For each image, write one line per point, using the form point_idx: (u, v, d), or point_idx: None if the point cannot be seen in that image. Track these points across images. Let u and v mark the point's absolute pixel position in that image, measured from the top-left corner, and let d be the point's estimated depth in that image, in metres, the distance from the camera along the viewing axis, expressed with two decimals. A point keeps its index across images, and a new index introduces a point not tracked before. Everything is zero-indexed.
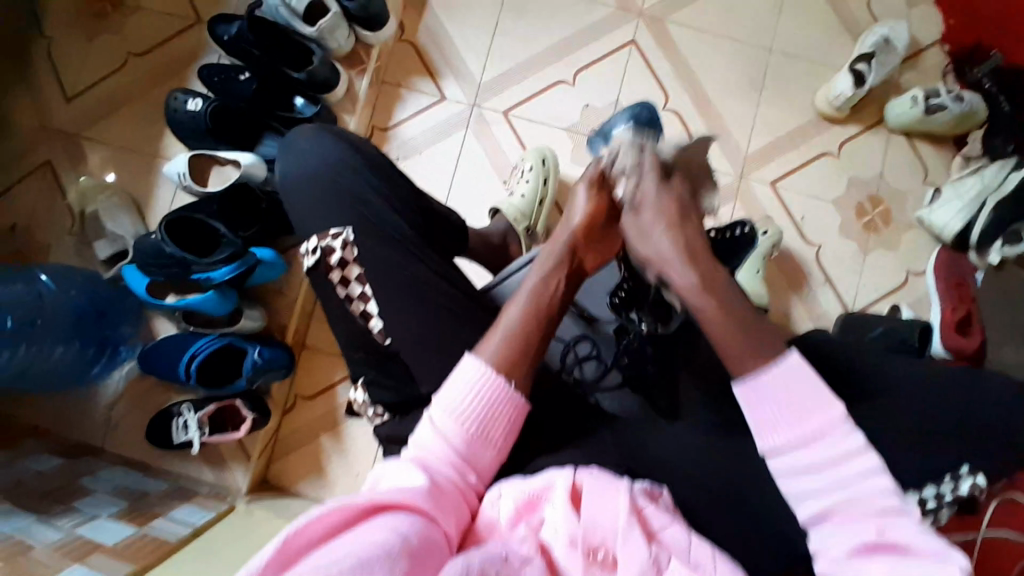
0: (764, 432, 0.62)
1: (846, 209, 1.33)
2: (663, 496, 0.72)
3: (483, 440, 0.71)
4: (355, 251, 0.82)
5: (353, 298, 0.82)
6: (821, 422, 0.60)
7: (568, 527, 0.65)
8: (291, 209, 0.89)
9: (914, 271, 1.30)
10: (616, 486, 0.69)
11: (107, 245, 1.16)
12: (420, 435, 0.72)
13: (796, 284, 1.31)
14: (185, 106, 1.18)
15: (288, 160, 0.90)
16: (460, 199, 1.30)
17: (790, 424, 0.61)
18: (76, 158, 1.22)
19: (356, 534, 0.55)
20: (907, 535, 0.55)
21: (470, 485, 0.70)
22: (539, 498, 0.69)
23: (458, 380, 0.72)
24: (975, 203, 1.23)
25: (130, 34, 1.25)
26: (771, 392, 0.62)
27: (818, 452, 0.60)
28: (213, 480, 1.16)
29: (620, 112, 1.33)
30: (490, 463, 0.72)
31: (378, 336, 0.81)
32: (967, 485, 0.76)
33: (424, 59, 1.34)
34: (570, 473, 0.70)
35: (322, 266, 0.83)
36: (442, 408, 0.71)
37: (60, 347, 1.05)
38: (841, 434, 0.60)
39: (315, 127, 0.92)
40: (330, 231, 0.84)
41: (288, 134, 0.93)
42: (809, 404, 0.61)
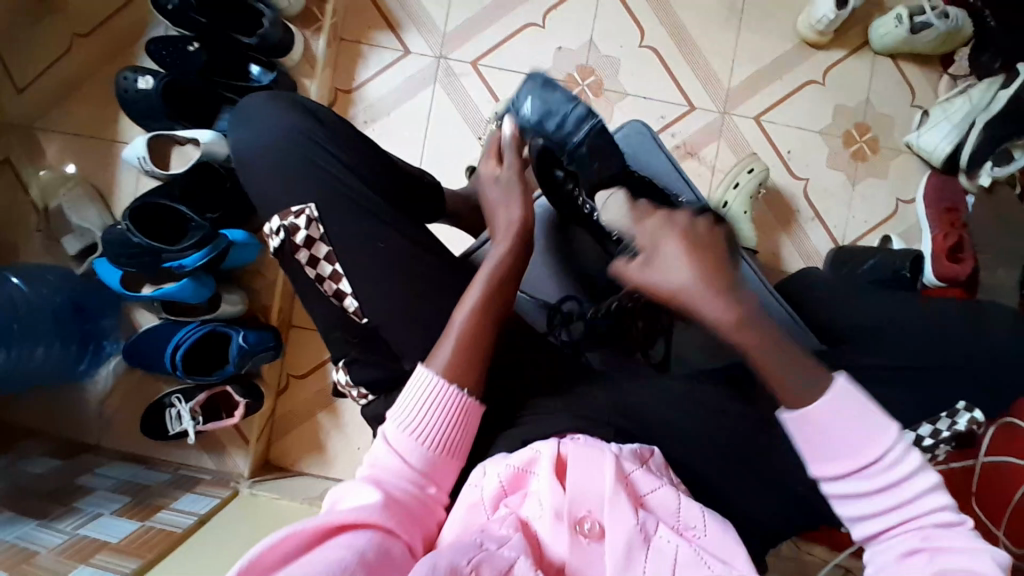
0: (817, 458, 0.57)
1: (832, 139, 1.29)
2: (653, 457, 0.73)
3: (440, 452, 0.69)
4: (321, 228, 0.78)
5: (324, 278, 0.79)
6: (874, 448, 0.56)
7: (553, 501, 0.65)
8: (251, 188, 0.83)
9: (904, 199, 1.28)
10: (602, 453, 0.68)
11: (74, 239, 1.12)
12: (375, 451, 0.69)
13: (785, 223, 1.28)
14: (134, 85, 1.11)
15: (241, 133, 0.83)
16: (435, 160, 1.25)
17: (849, 449, 0.56)
18: (33, 151, 1.17)
19: (307, 559, 0.53)
20: (955, 540, 0.53)
21: (431, 498, 0.67)
22: (525, 473, 0.69)
23: (412, 390, 0.71)
24: (963, 125, 1.19)
25: (69, 13, 1.18)
26: (825, 416, 0.57)
27: (873, 479, 0.56)
28: (215, 467, 1.17)
29: (593, 54, 1.27)
30: (449, 473, 0.70)
31: (354, 316, 0.79)
32: (964, 420, 0.79)
33: (383, 11, 1.27)
34: (554, 444, 0.70)
35: (288, 247, 0.78)
36: (396, 422, 0.70)
37: (41, 346, 1.04)
38: (897, 458, 0.56)
39: (270, 95, 0.86)
40: (292, 208, 0.79)
41: (240, 102, 0.87)
42: (867, 429, 0.56)
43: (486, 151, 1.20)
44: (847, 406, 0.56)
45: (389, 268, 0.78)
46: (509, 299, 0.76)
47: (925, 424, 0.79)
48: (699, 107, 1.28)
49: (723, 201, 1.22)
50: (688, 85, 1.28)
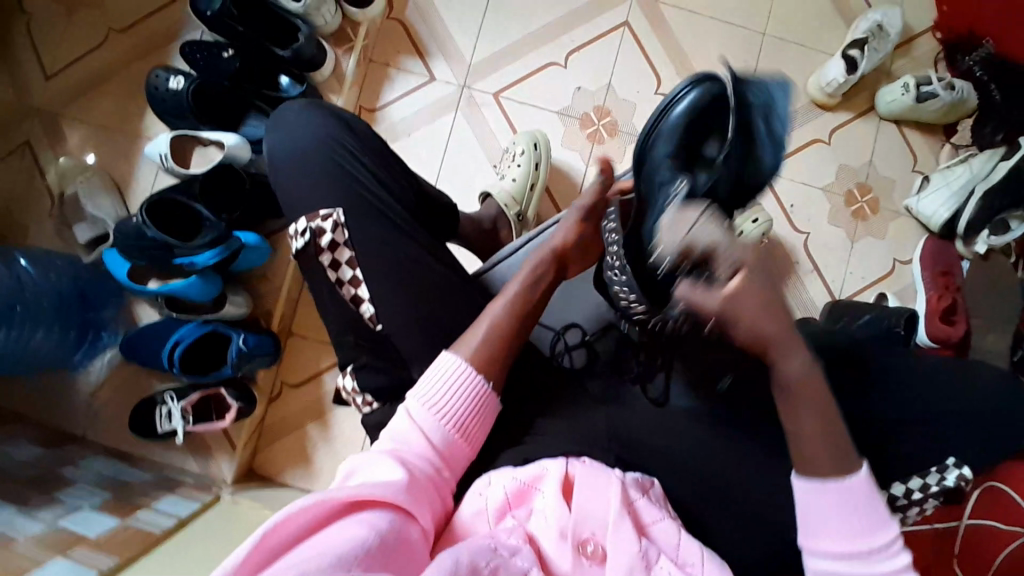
0: (816, 535, 0.63)
1: (835, 197, 1.33)
2: (654, 487, 0.74)
3: (459, 439, 0.73)
4: (346, 233, 0.80)
5: (344, 281, 0.80)
6: (869, 542, 0.62)
7: (559, 520, 0.66)
8: (281, 191, 0.85)
9: (900, 259, 1.31)
10: (608, 478, 0.69)
11: (86, 228, 1.12)
12: (396, 425, 0.72)
13: (784, 272, 1.32)
14: (166, 84, 1.14)
15: (277, 138, 0.86)
16: (450, 182, 1.28)
17: (852, 533, 0.62)
18: (55, 137, 1.18)
19: (331, 532, 0.55)
20: None
21: (445, 478, 0.71)
22: (529, 489, 0.70)
23: (438, 373, 0.74)
24: (962, 193, 1.23)
25: (108, 8, 1.21)
26: (837, 502, 0.62)
27: (859, 564, 0.62)
28: (199, 470, 1.16)
29: (612, 96, 1.31)
30: (463, 457, 0.73)
31: (368, 322, 0.79)
32: (953, 477, 0.77)
33: (414, 38, 1.31)
34: (562, 463, 0.71)
35: (313, 248, 0.80)
36: (421, 399, 0.73)
37: (40, 331, 1.03)
38: (891, 554, 0.62)
39: (307, 104, 0.88)
40: (320, 211, 0.81)
41: (274, 111, 0.89)
42: (868, 523, 0.62)
43: (501, 178, 1.24)
44: (852, 499, 0.62)
45: (406, 277, 0.80)
46: (537, 309, 0.81)
47: (915, 478, 0.78)
48: None
49: None
50: None
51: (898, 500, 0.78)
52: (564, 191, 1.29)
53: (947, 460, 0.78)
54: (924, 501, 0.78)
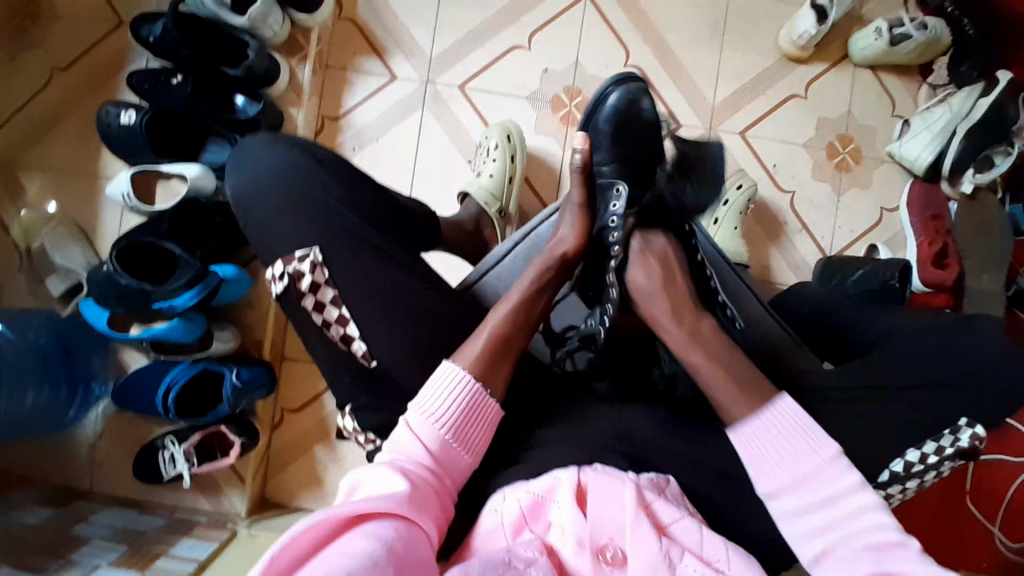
0: (763, 476, 0.67)
1: (817, 152, 1.31)
2: (670, 485, 0.72)
3: (462, 443, 0.70)
4: (325, 271, 0.76)
5: (331, 323, 0.77)
6: (810, 461, 0.65)
7: (576, 530, 0.65)
8: (253, 232, 0.80)
9: (887, 208, 1.30)
10: (622, 483, 0.68)
11: (59, 280, 1.08)
12: (396, 438, 0.69)
13: (773, 235, 1.30)
14: (117, 119, 1.08)
15: (241, 173, 0.83)
16: (426, 185, 1.24)
17: (791, 460, 0.66)
18: (11, 191, 1.13)
19: (336, 550, 0.54)
20: (903, 563, 0.57)
21: (449, 488, 0.69)
22: (544, 501, 0.68)
23: (437, 382, 0.71)
24: (943, 134, 1.20)
25: (48, 47, 1.15)
26: (768, 435, 0.68)
27: (812, 490, 0.64)
28: (212, 508, 1.15)
29: (581, 75, 1.27)
30: (467, 466, 0.71)
31: (362, 360, 0.77)
32: (966, 436, 0.77)
33: (368, 37, 1.25)
34: (574, 472, 0.69)
35: (293, 293, 0.77)
36: (420, 410, 0.70)
37: (31, 391, 0.99)
38: (836, 473, 0.64)
39: (268, 135, 0.85)
40: (295, 252, 0.77)
41: (237, 143, 0.86)
42: (805, 445, 0.66)
43: (477, 175, 1.20)
44: (781, 424, 0.68)
45: (399, 307, 0.77)
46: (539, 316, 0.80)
47: (930, 441, 0.77)
48: (686, 124, 1.30)
49: (714, 216, 1.24)
50: (675, 103, 1.30)
51: (915, 466, 0.77)
52: (543, 180, 1.26)
53: (959, 420, 0.78)
54: (941, 464, 0.77)
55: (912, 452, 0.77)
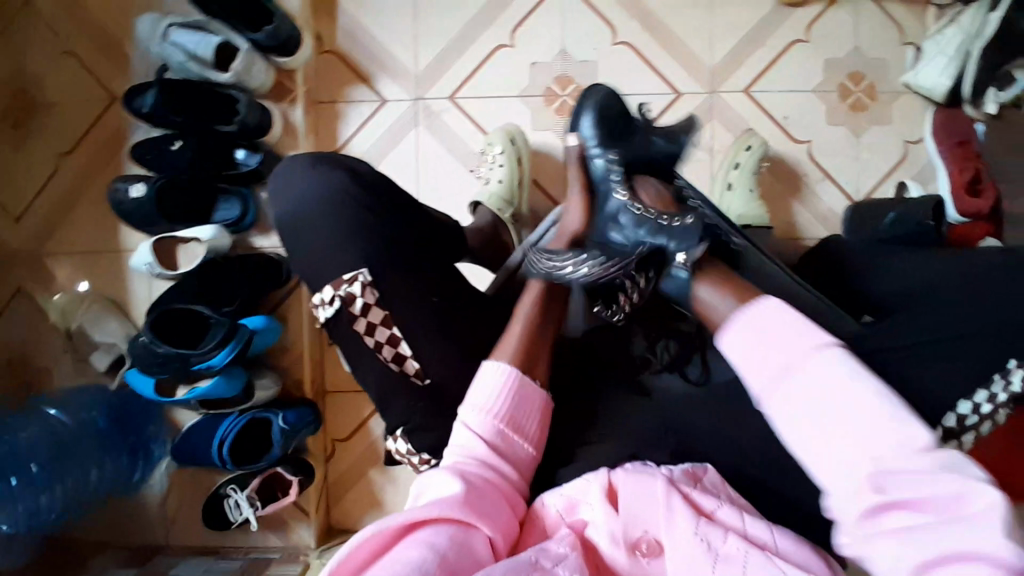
0: (752, 371, 0.57)
1: (829, 95, 1.25)
2: (708, 474, 0.70)
3: (518, 432, 0.70)
4: (375, 292, 0.76)
5: (382, 344, 0.77)
6: (794, 351, 0.54)
7: (609, 528, 0.62)
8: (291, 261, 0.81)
9: (912, 140, 1.24)
10: (652, 476, 0.66)
11: (103, 355, 1.15)
12: (457, 439, 0.69)
13: (794, 189, 1.25)
14: (128, 194, 1.12)
15: (283, 200, 0.81)
16: (434, 201, 1.25)
17: (772, 355, 0.56)
18: (45, 278, 1.20)
19: (388, 558, 0.52)
20: (909, 486, 0.47)
21: (516, 480, 0.68)
22: (578, 503, 0.66)
23: (484, 381, 0.71)
24: (959, 57, 1.14)
25: (49, 135, 1.20)
26: (757, 338, 0.57)
27: (805, 382, 0.53)
28: (282, 543, 1.20)
29: (569, 61, 1.25)
30: (530, 459, 0.71)
31: (416, 378, 0.77)
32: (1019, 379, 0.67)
33: (352, 65, 1.26)
34: (605, 473, 0.67)
35: (346, 316, 0.76)
36: (474, 406, 0.70)
37: (94, 468, 1.08)
38: (825, 363, 0.53)
39: (310, 159, 0.82)
40: (344, 275, 0.76)
41: (281, 166, 0.85)
42: (787, 335, 0.55)
43: (484, 183, 1.20)
44: (769, 324, 0.57)
45: (419, 344, 0.78)
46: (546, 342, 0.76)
47: (980, 390, 0.68)
48: (686, 93, 1.25)
49: (727, 181, 1.20)
50: (669, 73, 1.25)
51: (969, 419, 0.68)
52: (549, 176, 1.25)
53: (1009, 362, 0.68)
54: (996, 412, 0.69)
55: (964, 403, 0.68)
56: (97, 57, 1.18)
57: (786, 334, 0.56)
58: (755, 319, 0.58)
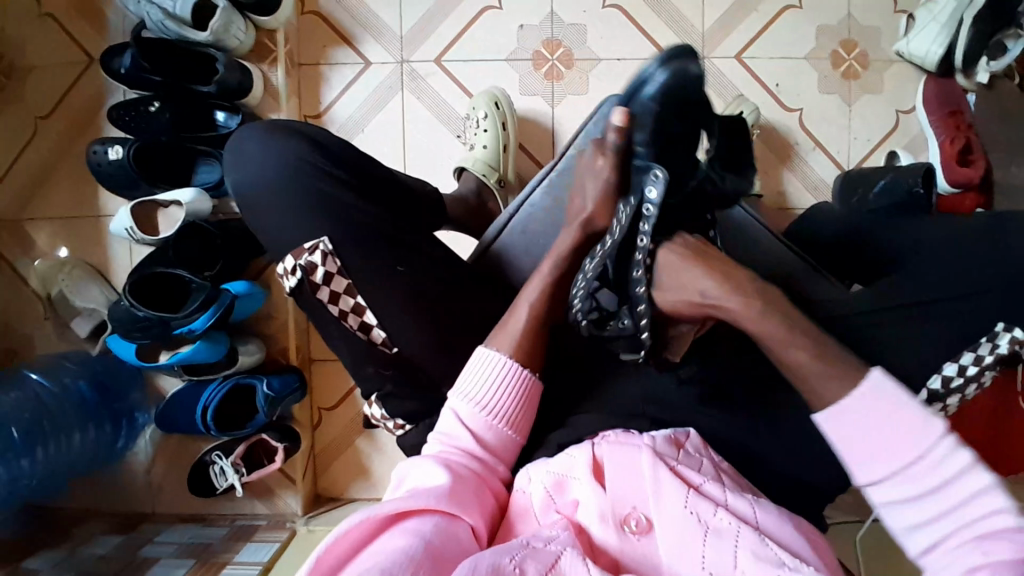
0: (862, 470, 0.56)
1: (820, 63, 1.23)
2: (690, 438, 0.70)
3: (508, 427, 0.71)
4: (336, 261, 0.76)
5: (347, 313, 0.77)
6: (911, 454, 0.54)
7: (598, 504, 0.62)
8: (252, 225, 0.81)
9: (903, 109, 1.22)
10: (636, 450, 0.65)
11: (85, 321, 1.13)
12: (443, 427, 0.70)
13: (784, 157, 1.24)
14: (106, 157, 1.10)
15: (241, 168, 0.80)
16: (419, 167, 1.23)
17: (883, 447, 0.55)
18: (24, 242, 1.17)
19: (376, 548, 0.54)
20: None
21: (500, 471, 0.70)
22: (565, 479, 0.66)
23: (478, 369, 0.72)
24: (952, 23, 1.12)
25: (25, 96, 1.16)
26: (865, 420, 0.56)
27: (918, 483, 0.54)
28: (269, 511, 1.20)
29: (557, 24, 1.22)
30: (516, 446, 0.72)
31: (383, 347, 0.78)
32: (1005, 343, 0.71)
33: (335, 26, 1.22)
34: (589, 448, 0.68)
35: (307, 286, 0.76)
36: (464, 395, 0.71)
37: (78, 432, 1.06)
38: (941, 455, 0.54)
39: (265, 125, 0.81)
40: (305, 245, 0.76)
41: (233, 133, 0.82)
42: (903, 434, 0.55)
43: (470, 149, 1.18)
44: (880, 421, 0.55)
45: (405, 305, 0.78)
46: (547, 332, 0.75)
47: (966, 354, 0.72)
48: None
49: None
50: (658, 37, 1.22)
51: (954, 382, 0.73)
52: (536, 142, 1.23)
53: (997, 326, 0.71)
54: (981, 374, 0.73)
55: (949, 366, 0.72)
56: (70, 12, 1.14)
57: (901, 424, 0.55)
58: (867, 398, 0.56)
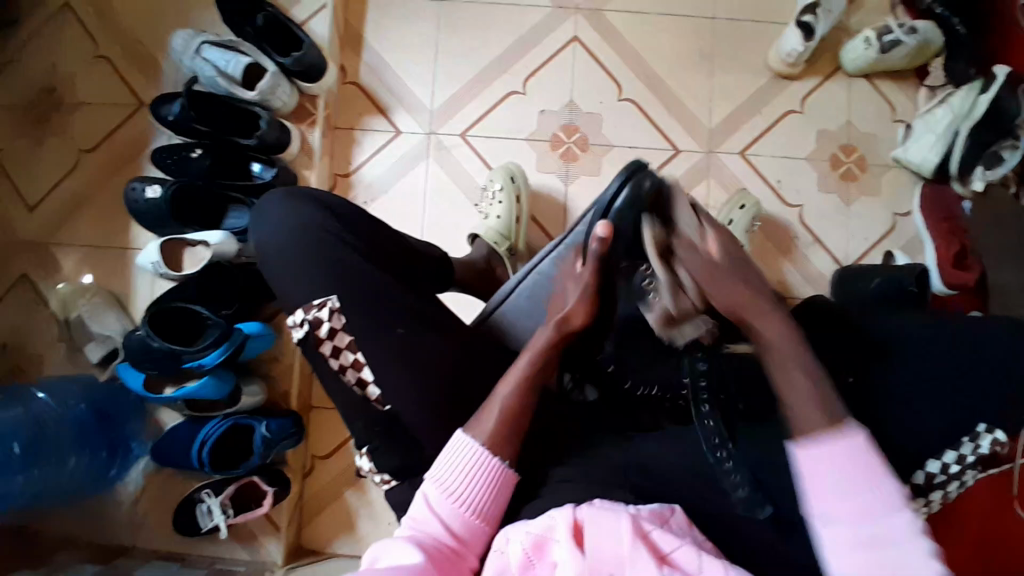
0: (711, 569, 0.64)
1: (820, 164, 1.31)
2: (674, 515, 0.69)
3: (482, 520, 0.71)
4: (341, 318, 0.79)
5: (347, 367, 0.79)
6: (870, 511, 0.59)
7: (575, 570, 0.61)
8: (267, 276, 0.86)
9: (899, 213, 1.29)
10: (617, 514, 0.65)
11: (97, 347, 1.17)
12: (414, 514, 0.71)
13: (784, 249, 1.29)
14: (144, 195, 1.18)
15: (262, 225, 0.87)
16: (437, 230, 1.29)
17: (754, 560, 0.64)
18: (51, 267, 1.23)
19: None
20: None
21: (469, 560, 0.69)
22: (545, 540, 0.65)
23: (450, 457, 0.73)
24: (947, 135, 1.21)
25: (78, 133, 1.27)
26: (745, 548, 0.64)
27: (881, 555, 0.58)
28: (249, 558, 1.18)
29: (576, 111, 1.32)
30: (486, 539, 0.71)
31: (377, 404, 0.79)
32: (986, 443, 0.76)
33: (373, 98, 1.33)
34: (570, 509, 0.66)
35: (313, 339, 0.80)
36: (436, 484, 0.72)
37: (72, 457, 1.08)
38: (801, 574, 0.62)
39: (288, 190, 0.89)
40: (314, 301, 0.80)
41: (261, 198, 0.90)
42: (858, 482, 0.60)
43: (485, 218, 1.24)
44: (847, 464, 0.61)
45: (399, 351, 0.79)
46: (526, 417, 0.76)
47: (949, 452, 0.77)
48: (683, 150, 1.31)
49: None
50: (668, 130, 1.32)
51: (936, 478, 0.78)
52: (549, 216, 1.29)
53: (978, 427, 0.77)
54: (962, 472, 0.77)
55: (933, 463, 0.77)
56: (134, 67, 1.28)
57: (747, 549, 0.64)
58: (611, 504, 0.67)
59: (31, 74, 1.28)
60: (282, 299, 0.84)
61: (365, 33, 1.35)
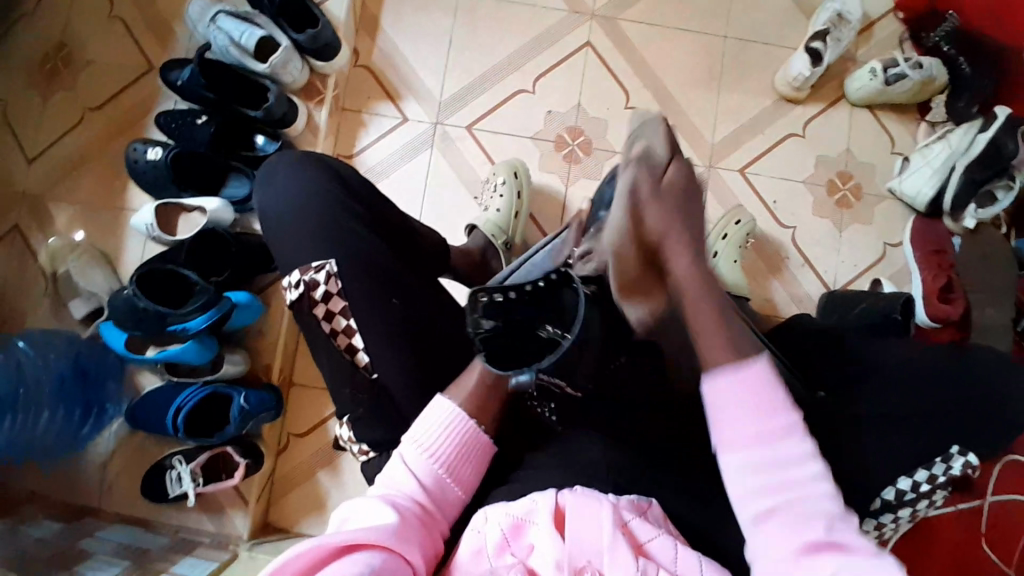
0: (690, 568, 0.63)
1: (817, 188, 1.33)
2: (652, 507, 0.68)
3: (456, 482, 0.72)
4: (339, 284, 0.80)
5: (338, 332, 0.80)
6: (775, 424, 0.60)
7: (553, 554, 0.62)
8: (264, 243, 0.86)
9: (891, 243, 1.31)
10: (599, 502, 0.65)
11: (82, 303, 1.17)
12: (391, 472, 0.71)
13: (775, 267, 1.30)
14: (145, 155, 1.19)
15: (263, 192, 0.87)
16: (435, 219, 1.30)
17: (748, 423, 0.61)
18: (44, 220, 1.22)
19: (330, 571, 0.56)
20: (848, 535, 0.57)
21: (443, 523, 0.69)
22: (523, 523, 0.65)
23: (431, 419, 0.73)
24: (944, 170, 1.23)
25: (84, 90, 1.26)
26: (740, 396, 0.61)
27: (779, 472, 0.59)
28: (214, 530, 1.16)
29: (582, 115, 1.33)
30: (460, 505, 0.72)
31: (366, 369, 0.79)
32: (958, 463, 0.79)
33: (383, 83, 1.34)
34: (552, 494, 0.66)
35: (306, 301, 0.80)
36: (416, 444, 0.72)
37: (46, 412, 1.06)
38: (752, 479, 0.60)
39: (293, 158, 0.89)
40: (312, 263, 0.81)
41: (264, 165, 0.90)
42: (764, 407, 0.61)
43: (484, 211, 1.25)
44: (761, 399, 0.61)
45: (390, 326, 0.79)
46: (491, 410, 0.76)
47: (922, 470, 0.78)
48: None
49: (711, 249, 1.24)
50: None
51: (906, 495, 0.78)
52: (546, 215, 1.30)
53: (951, 449, 0.79)
54: (933, 491, 0.79)
55: (904, 480, 0.78)
56: (148, 30, 1.28)
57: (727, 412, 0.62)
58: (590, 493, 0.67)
59: (44, 27, 1.28)
60: (276, 265, 0.84)
61: (381, 19, 1.36)
